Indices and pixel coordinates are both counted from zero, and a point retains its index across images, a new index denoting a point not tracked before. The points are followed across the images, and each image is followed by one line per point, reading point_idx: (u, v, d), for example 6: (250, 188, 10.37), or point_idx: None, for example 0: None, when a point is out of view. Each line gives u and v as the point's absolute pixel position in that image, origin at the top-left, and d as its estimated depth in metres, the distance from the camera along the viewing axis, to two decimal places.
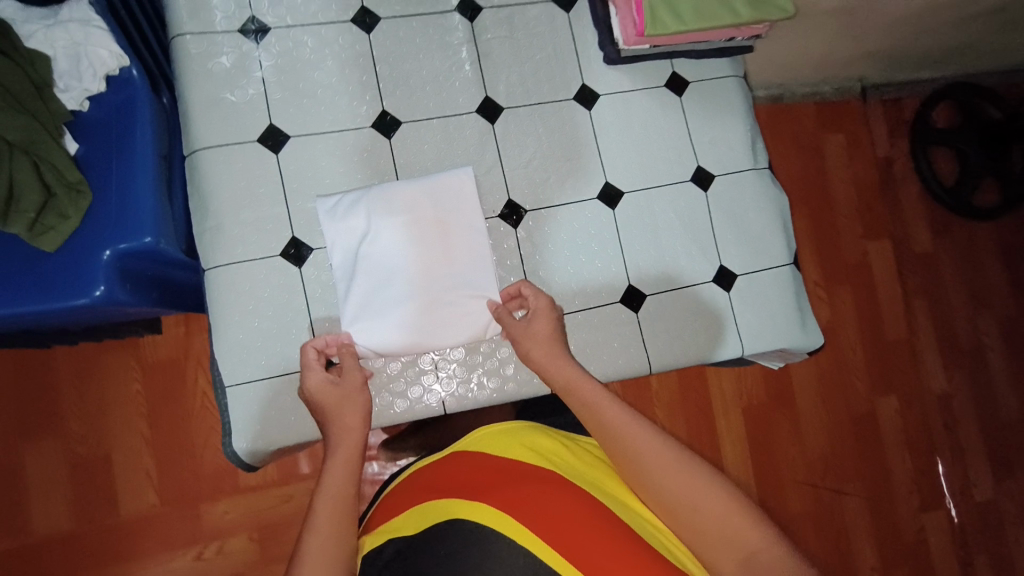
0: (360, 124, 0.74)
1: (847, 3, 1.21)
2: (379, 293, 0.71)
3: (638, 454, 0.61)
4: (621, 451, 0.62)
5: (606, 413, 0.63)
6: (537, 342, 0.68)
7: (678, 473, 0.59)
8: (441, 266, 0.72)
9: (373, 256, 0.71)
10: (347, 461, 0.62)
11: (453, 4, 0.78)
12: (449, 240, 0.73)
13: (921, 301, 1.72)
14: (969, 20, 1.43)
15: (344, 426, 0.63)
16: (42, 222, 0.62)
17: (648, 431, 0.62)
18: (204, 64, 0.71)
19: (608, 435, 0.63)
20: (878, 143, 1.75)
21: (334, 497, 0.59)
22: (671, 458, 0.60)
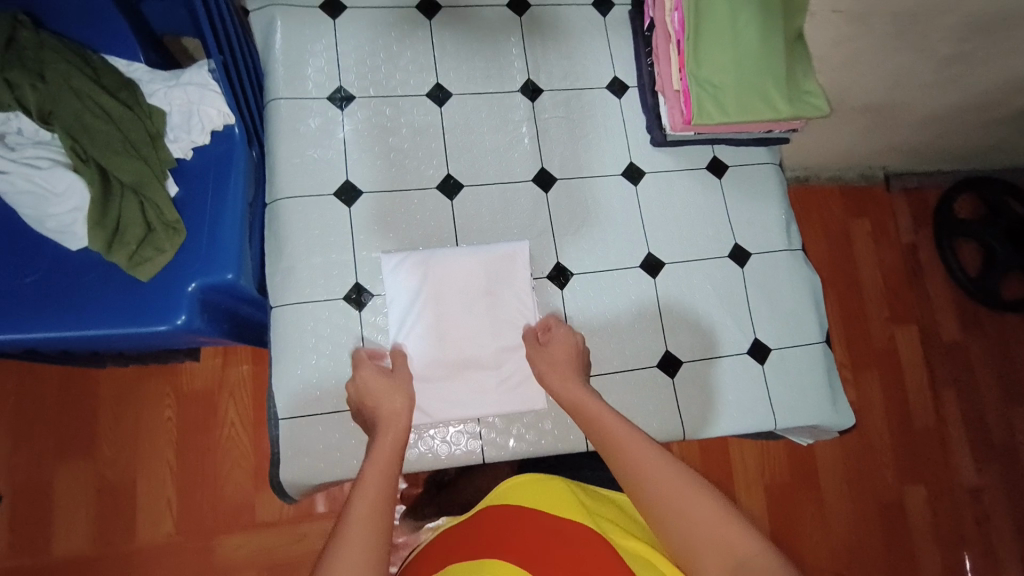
0: (426, 185, 0.81)
1: (872, 100, 1.31)
2: (428, 354, 0.76)
3: (630, 457, 0.65)
4: (613, 456, 0.66)
5: (610, 431, 0.68)
6: (553, 367, 0.73)
7: (673, 484, 0.62)
8: (488, 336, 0.78)
9: (428, 321, 0.77)
10: (389, 458, 0.65)
11: (517, 85, 0.87)
12: (499, 312, 0.79)
13: (949, 388, 1.71)
14: (992, 122, 1.52)
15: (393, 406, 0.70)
16: (141, 254, 0.69)
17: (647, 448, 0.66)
18: (294, 125, 0.80)
19: (604, 436, 0.68)
20: (902, 231, 1.81)
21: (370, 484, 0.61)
22: (661, 463, 0.64)
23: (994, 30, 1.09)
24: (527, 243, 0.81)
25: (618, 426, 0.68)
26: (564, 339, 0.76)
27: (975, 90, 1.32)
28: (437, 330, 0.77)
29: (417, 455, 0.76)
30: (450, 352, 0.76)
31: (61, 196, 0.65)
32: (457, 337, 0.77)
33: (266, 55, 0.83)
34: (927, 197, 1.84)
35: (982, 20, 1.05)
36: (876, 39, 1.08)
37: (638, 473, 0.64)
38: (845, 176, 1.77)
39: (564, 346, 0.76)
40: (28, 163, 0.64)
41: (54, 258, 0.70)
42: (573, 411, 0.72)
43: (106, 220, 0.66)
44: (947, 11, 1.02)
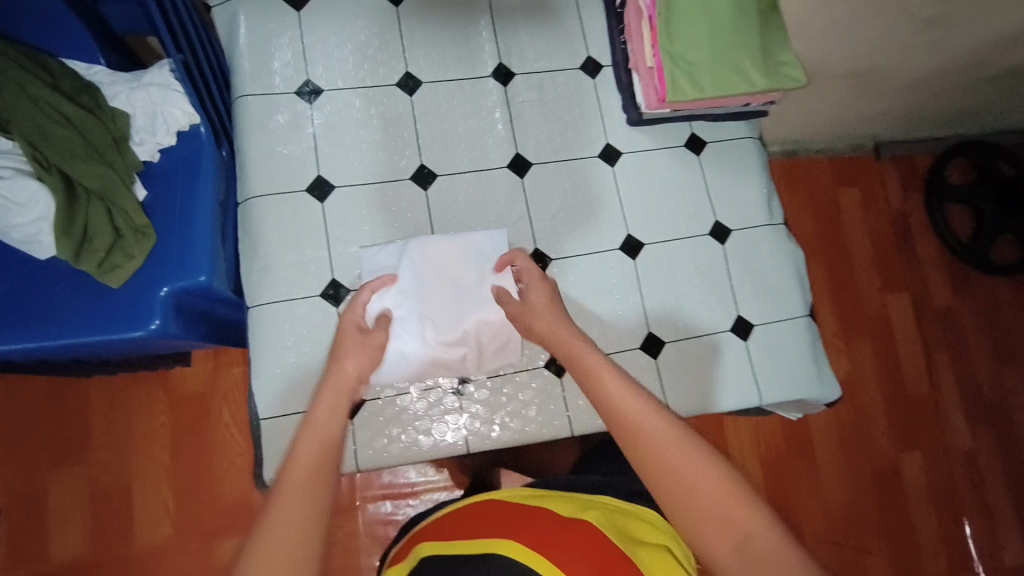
0: (399, 177, 0.80)
1: (857, 67, 1.29)
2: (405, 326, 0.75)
3: (632, 419, 0.61)
4: (612, 417, 0.62)
5: (610, 392, 0.64)
6: (539, 315, 0.72)
7: (678, 453, 0.58)
8: (462, 323, 0.77)
9: (408, 289, 0.76)
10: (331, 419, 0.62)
11: (489, 70, 0.85)
12: (473, 301, 0.77)
13: (941, 354, 1.73)
14: (980, 82, 1.51)
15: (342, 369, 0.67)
16: (111, 260, 0.68)
17: (651, 411, 0.61)
18: (262, 121, 0.79)
19: (603, 395, 0.64)
20: (892, 197, 1.83)
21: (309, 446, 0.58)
22: (665, 428, 0.60)
23: None
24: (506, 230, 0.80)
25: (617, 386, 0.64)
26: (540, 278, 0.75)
27: (959, 51, 1.32)
28: (415, 297, 0.76)
29: (400, 448, 0.76)
30: (429, 320, 0.76)
31: (25, 206, 0.64)
32: (435, 305, 0.76)
33: (231, 51, 0.81)
34: (917, 163, 1.87)
35: None
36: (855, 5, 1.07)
37: (637, 435, 0.60)
38: (833, 147, 1.78)
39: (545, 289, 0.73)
40: None
41: (25, 270, 0.69)
42: (571, 367, 0.68)
43: (74, 228, 0.65)
44: None
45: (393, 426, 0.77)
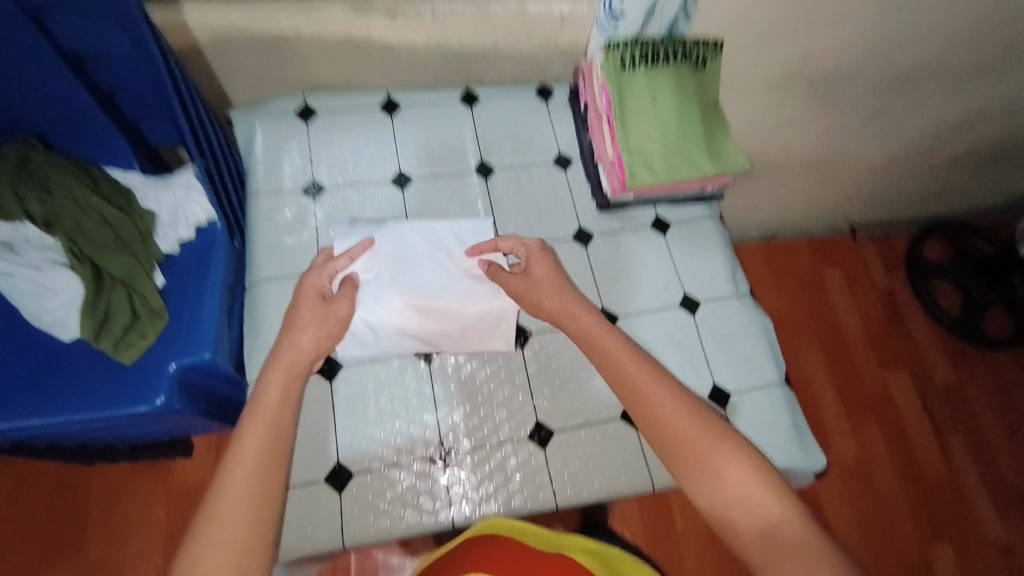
0: None
1: (815, 159, 1.44)
2: (372, 287, 0.81)
3: (659, 409, 0.62)
4: (639, 408, 0.63)
5: (638, 382, 0.64)
6: (543, 282, 0.78)
7: (707, 443, 0.59)
8: (433, 305, 0.81)
9: (383, 258, 0.83)
10: (279, 399, 0.63)
11: (472, 167, 0.97)
12: (446, 284, 0.82)
13: (954, 434, 1.69)
14: (937, 167, 1.65)
15: (297, 346, 0.69)
16: (126, 339, 0.75)
17: (679, 400, 0.62)
18: (271, 216, 0.89)
19: (631, 385, 0.65)
20: (876, 276, 1.91)
21: (251, 430, 0.59)
22: (694, 419, 0.60)
23: (904, 87, 1.25)
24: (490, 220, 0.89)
25: (644, 376, 0.65)
26: (541, 257, 0.80)
27: (907, 141, 1.46)
28: (389, 266, 0.82)
29: (385, 526, 0.77)
30: (401, 294, 0.81)
31: (57, 292, 0.72)
32: (410, 279, 0.82)
33: (248, 158, 0.94)
34: (894, 241, 1.98)
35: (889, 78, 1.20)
36: (798, 105, 1.23)
37: (663, 427, 0.61)
38: (811, 229, 1.90)
39: (547, 267, 0.79)
40: (30, 266, 0.71)
41: (47, 352, 0.76)
42: (597, 357, 0.70)
43: (96, 310, 0.73)
44: (855, 76, 1.18)
45: (381, 502, 0.77)
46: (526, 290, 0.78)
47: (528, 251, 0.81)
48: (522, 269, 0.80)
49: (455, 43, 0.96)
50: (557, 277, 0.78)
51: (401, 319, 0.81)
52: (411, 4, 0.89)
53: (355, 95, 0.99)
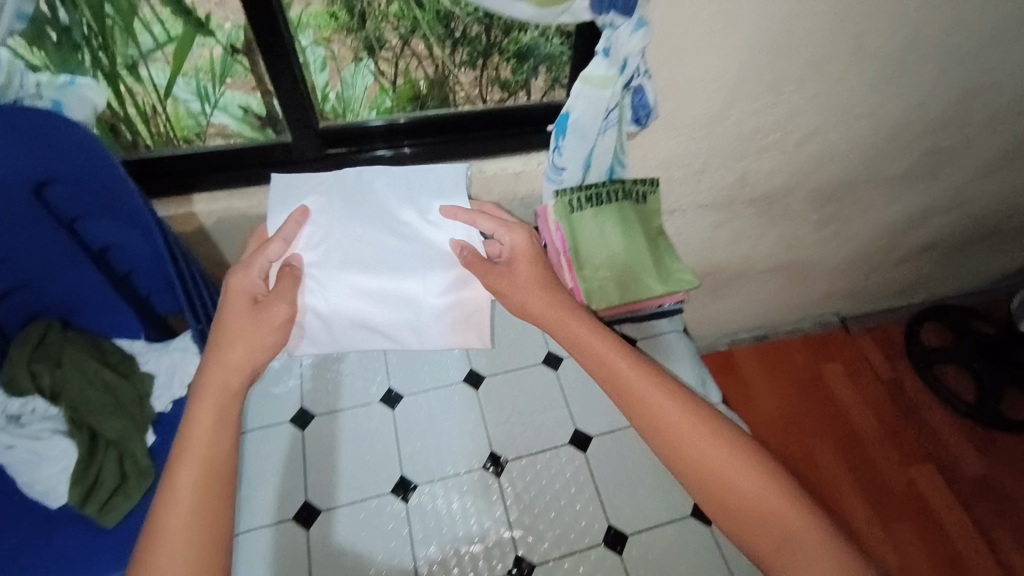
0: (369, 401, 0.94)
1: (781, 262, 1.59)
2: (325, 279, 0.87)
3: (679, 432, 0.72)
4: (660, 432, 0.72)
5: (654, 411, 0.73)
6: (521, 286, 0.84)
7: (725, 462, 0.69)
8: (400, 287, 0.89)
9: (326, 240, 0.87)
10: (213, 421, 0.68)
11: None
12: (412, 266, 0.89)
13: (1000, 531, 1.62)
14: (907, 258, 1.74)
15: (225, 361, 0.72)
16: (111, 502, 0.78)
17: (693, 424, 0.72)
18: None
19: (649, 413, 0.74)
20: (878, 367, 1.92)
21: (190, 460, 0.65)
22: (710, 439, 0.71)
23: (847, 195, 1.37)
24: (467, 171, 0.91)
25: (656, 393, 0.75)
26: (530, 254, 0.86)
27: (866, 238, 1.57)
28: (329, 247, 0.87)
29: None
30: (353, 278, 0.88)
31: (52, 460, 0.78)
32: (369, 260, 0.89)
33: None
34: (891, 331, 2.00)
35: (830, 190, 1.32)
36: (750, 219, 1.35)
37: (679, 444, 0.71)
38: (803, 326, 1.93)
39: (538, 271, 0.86)
40: (31, 436, 0.79)
41: (35, 519, 0.78)
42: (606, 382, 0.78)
43: (87, 475, 0.78)
44: (797, 190, 1.30)
45: None
46: (510, 287, 0.85)
47: (511, 242, 0.87)
48: (506, 263, 0.87)
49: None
50: (551, 283, 0.85)
51: (360, 302, 0.88)
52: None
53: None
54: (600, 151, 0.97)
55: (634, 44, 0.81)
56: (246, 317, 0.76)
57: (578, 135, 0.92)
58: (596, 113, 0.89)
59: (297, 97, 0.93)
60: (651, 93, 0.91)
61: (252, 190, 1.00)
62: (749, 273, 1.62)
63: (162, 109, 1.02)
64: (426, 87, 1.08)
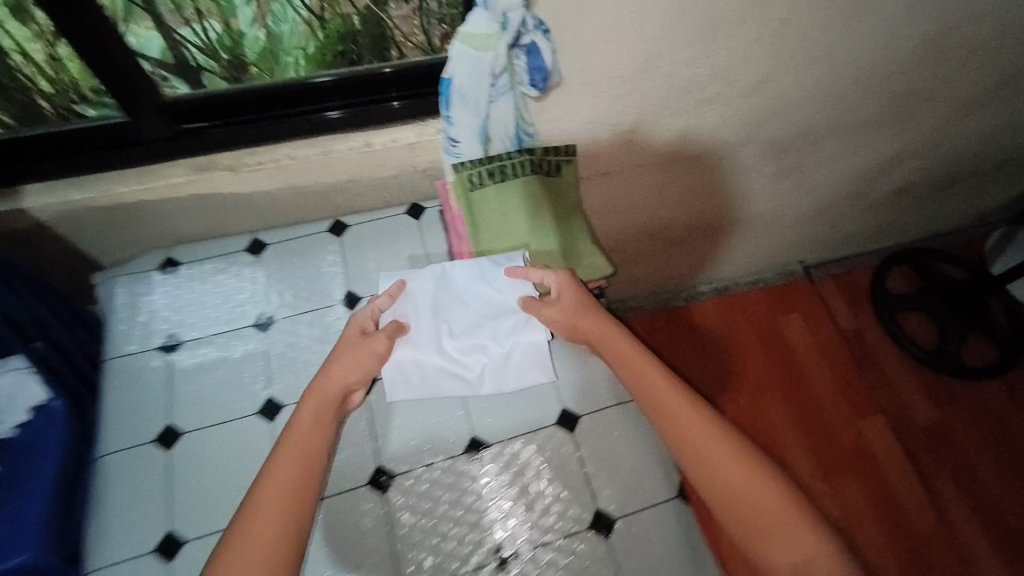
0: (247, 414, 0.87)
1: (737, 217, 1.46)
2: (420, 317, 0.88)
3: (696, 436, 0.76)
4: (680, 431, 0.77)
5: (674, 412, 0.78)
6: (578, 317, 0.86)
7: (741, 469, 0.74)
8: (486, 344, 0.88)
9: (429, 301, 0.89)
10: (310, 426, 0.75)
11: (338, 298, 0.96)
12: (503, 329, 0.89)
13: (944, 481, 1.62)
14: (878, 203, 1.61)
15: (334, 375, 0.80)
16: None
17: (713, 430, 0.77)
18: (133, 375, 0.89)
19: (669, 413, 0.78)
20: (839, 317, 1.85)
21: (285, 458, 0.72)
22: (726, 446, 0.76)
23: (805, 145, 1.22)
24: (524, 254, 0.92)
25: (671, 389, 0.80)
26: (570, 282, 0.88)
27: (829, 188, 1.44)
28: (423, 305, 0.89)
29: None
30: (444, 333, 0.88)
31: None
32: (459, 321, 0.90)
33: (107, 320, 0.94)
34: (857, 278, 1.91)
35: (784, 141, 1.18)
36: (695, 175, 1.21)
37: (696, 446, 0.76)
38: (765, 277, 1.83)
39: (579, 296, 0.87)
40: None
41: None
42: (630, 380, 0.82)
43: None
44: (747, 141, 1.15)
45: None
46: (561, 318, 0.86)
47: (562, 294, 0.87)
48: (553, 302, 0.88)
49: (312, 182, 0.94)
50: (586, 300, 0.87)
51: (447, 353, 0.88)
52: (263, 152, 0.89)
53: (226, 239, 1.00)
54: (498, 122, 0.82)
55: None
56: (354, 347, 0.82)
57: (466, 105, 0.77)
58: (479, 79, 0.73)
59: (122, 70, 0.77)
60: (551, 62, 0.75)
61: (94, 179, 0.87)
62: (705, 227, 1.48)
63: (58, 56, 0.84)
64: (359, 23, 0.90)
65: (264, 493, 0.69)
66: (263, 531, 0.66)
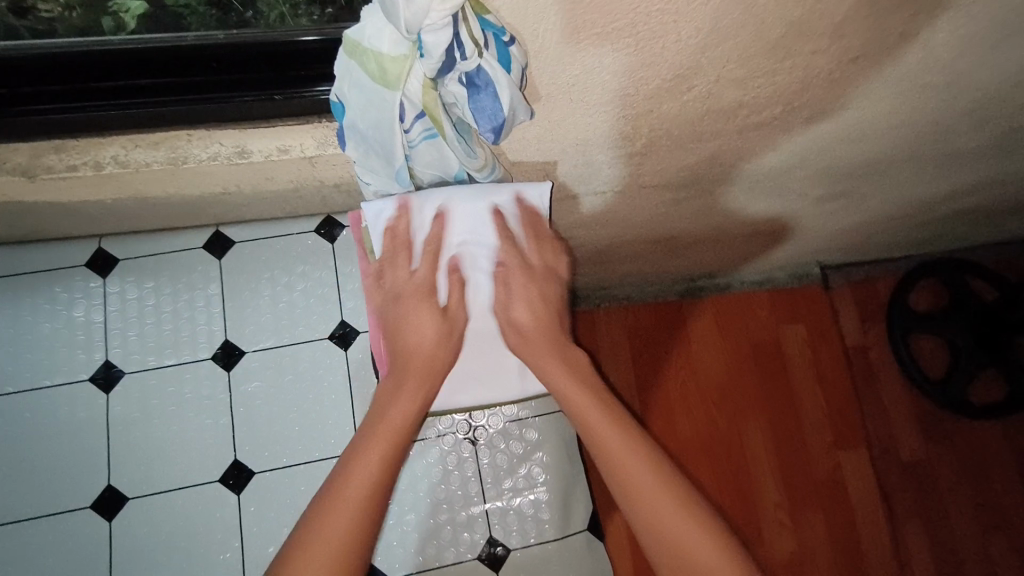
0: (83, 502, 0.87)
1: (762, 228, 1.18)
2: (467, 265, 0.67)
3: (633, 474, 0.66)
4: (615, 467, 0.66)
5: (609, 444, 0.67)
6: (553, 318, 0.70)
7: (683, 517, 0.65)
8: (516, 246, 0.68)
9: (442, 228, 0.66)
10: (408, 400, 0.67)
11: (211, 351, 0.93)
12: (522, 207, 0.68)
13: (912, 523, 1.52)
14: (931, 221, 1.32)
15: (422, 341, 0.67)
16: None
17: (656, 467, 0.67)
18: (68, 411, 0.90)
19: (603, 446, 0.67)
20: (846, 332, 1.63)
21: (374, 443, 0.65)
22: (669, 488, 0.66)
23: (871, 173, 0.92)
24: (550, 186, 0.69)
25: (616, 436, 0.67)
26: (542, 294, 0.69)
27: (884, 208, 1.15)
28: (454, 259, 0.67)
29: None
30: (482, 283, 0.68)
31: None
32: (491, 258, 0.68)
33: None
34: (878, 287, 1.66)
35: (846, 169, 0.88)
36: (715, 196, 0.92)
37: (635, 491, 0.66)
38: (774, 277, 1.60)
39: (545, 311, 0.70)
40: None
41: None
42: (563, 400, 0.70)
43: None
44: (798, 167, 0.85)
45: None
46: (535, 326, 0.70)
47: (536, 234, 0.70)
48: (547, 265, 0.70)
49: (169, 175, 0.72)
50: (542, 309, 0.70)
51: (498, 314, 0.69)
52: (144, 150, 0.69)
53: (174, 235, 0.96)
54: (427, 164, 0.60)
55: (432, 13, 0.42)
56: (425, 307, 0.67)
57: (373, 146, 0.56)
58: (386, 119, 0.52)
59: None
60: (511, 102, 0.50)
61: None
62: (720, 237, 1.20)
63: None
64: None
65: (345, 484, 0.63)
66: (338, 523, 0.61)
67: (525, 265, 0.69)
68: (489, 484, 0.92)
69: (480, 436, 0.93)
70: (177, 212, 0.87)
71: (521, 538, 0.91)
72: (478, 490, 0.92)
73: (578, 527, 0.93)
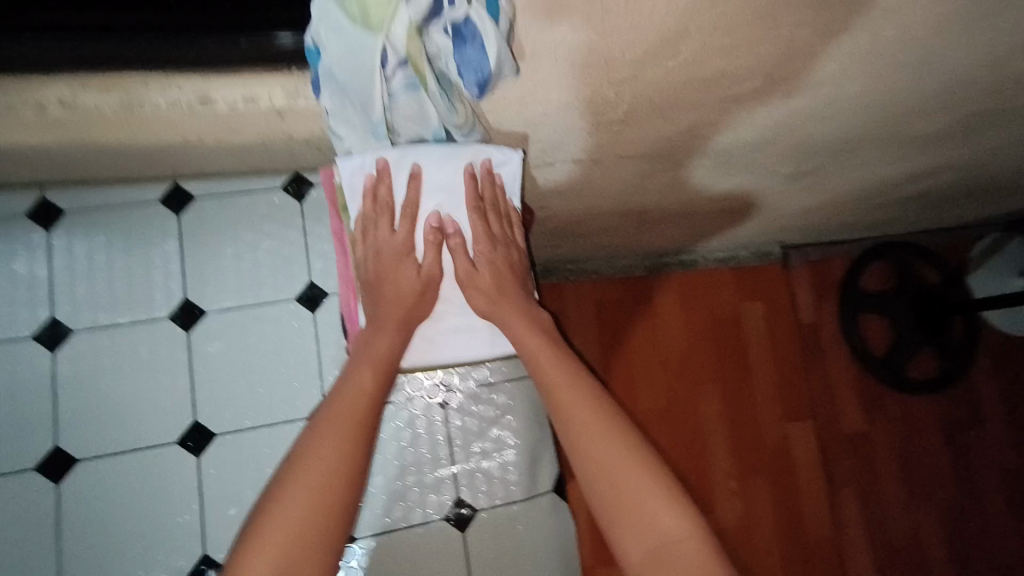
0: (27, 465, 0.85)
1: (732, 205, 1.20)
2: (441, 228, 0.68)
3: (580, 412, 0.67)
4: (562, 406, 0.68)
5: (556, 383, 0.69)
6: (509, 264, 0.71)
7: (617, 446, 0.65)
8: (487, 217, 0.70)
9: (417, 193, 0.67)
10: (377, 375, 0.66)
11: (168, 310, 0.91)
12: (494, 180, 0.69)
13: (850, 488, 1.63)
14: (887, 204, 1.38)
15: (404, 296, 0.68)
16: None
17: (599, 405, 0.67)
18: (12, 366, 0.87)
19: (554, 389, 0.69)
20: (801, 310, 1.70)
21: (344, 413, 0.64)
22: (610, 422, 0.66)
23: (839, 153, 0.94)
24: (519, 157, 0.69)
25: (565, 377, 0.69)
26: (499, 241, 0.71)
27: (848, 189, 1.18)
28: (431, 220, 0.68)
29: None
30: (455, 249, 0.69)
31: None
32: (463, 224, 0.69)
33: None
34: (832, 268, 1.74)
35: (817, 146, 0.89)
36: (690, 170, 0.92)
37: (577, 429, 0.66)
38: (738, 255, 1.64)
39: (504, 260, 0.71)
40: None
41: None
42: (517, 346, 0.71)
43: None
44: (774, 142, 0.86)
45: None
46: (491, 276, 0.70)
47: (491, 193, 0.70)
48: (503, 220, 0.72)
49: (120, 121, 0.67)
50: (501, 269, 0.71)
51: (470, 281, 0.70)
52: (92, 93, 0.63)
53: (128, 186, 0.92)
54: (403, 120, 0.62)
55: None
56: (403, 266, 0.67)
57: (351, 96, 0.58)
58: (367, 62, 0.54)
59: None
60: (495, 58, 0.52)
61: None
62: (690, 212, 1.21)
63: None
64: None
65: (316, 448, 0.61)
66: (307, 488, 0.58)
67: (489, 233, 0.70)
68: (457, 448, 0.93)
69: (450, 400, 0.93)
70: (134, 163, 0.82)
71: (488, 499, 0.93)
72: (445, 454, 0.92)
73: (544, 488, 0.96)
